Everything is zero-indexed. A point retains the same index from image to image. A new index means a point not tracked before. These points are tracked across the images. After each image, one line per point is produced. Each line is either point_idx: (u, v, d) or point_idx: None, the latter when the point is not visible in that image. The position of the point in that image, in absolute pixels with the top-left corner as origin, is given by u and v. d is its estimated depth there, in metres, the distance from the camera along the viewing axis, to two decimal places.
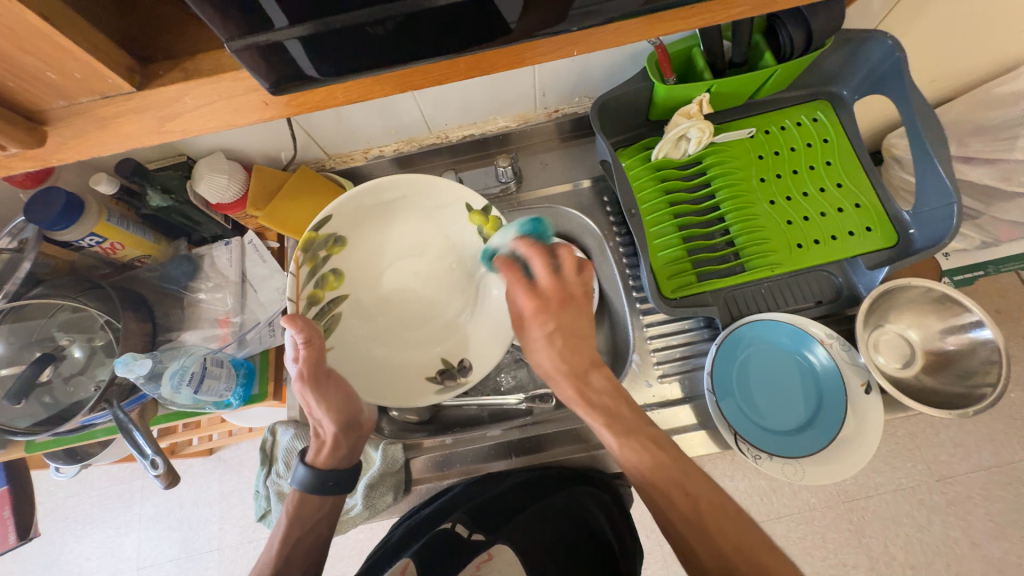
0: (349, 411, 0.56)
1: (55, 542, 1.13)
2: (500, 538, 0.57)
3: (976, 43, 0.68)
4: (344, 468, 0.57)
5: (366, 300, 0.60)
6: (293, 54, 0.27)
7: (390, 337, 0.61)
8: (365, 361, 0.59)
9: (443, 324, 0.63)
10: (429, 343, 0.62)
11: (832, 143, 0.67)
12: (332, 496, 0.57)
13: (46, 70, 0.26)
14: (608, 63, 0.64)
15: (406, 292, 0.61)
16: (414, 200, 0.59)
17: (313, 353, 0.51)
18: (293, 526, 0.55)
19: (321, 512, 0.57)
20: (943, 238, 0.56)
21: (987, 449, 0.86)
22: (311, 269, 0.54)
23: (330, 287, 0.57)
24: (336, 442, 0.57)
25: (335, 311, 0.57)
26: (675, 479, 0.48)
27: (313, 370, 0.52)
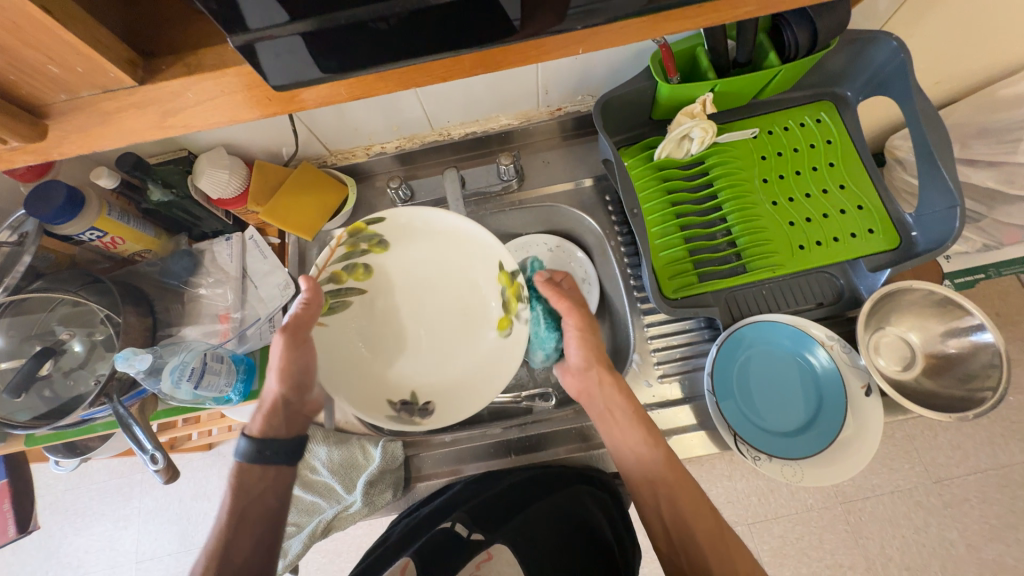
0: (302, 380, 0.56)
1: (55, 535, 1.14)
2: (499, 537, 0.60)
3: (982, 45, 0.68)
4: (289, 439, 0.56)
5: (377, 304, 0.60)
6: (295, 49, 0.26)
7: (376, 347, 0.60)
8: (343, 353, 0.58)
9: (426, 363, 0.60)
10: (409, 372, 0.60)
11: (836, 145, 0.67)
12: (274, 467, 0.55)
13: (48, 64, 0.26)
14: (612, 62, 0.63)
15: (417, 316, 0.61)
16: (455, 236, 0.59)
17: (307, 312, 0.54)
18: (239, 498, 0.52)
19: (263, 483, 0.54)
20: (946, 240, 0.56)
21: (985, 452, 0.86)
22: (345, 252, 0.57)
23: (353, 277, 0.58)
24: (277, 407, 0.56)
25: (344, 301, 0.58)
26: (686, 493, 0.53)
27: (297, 325, 0.53)
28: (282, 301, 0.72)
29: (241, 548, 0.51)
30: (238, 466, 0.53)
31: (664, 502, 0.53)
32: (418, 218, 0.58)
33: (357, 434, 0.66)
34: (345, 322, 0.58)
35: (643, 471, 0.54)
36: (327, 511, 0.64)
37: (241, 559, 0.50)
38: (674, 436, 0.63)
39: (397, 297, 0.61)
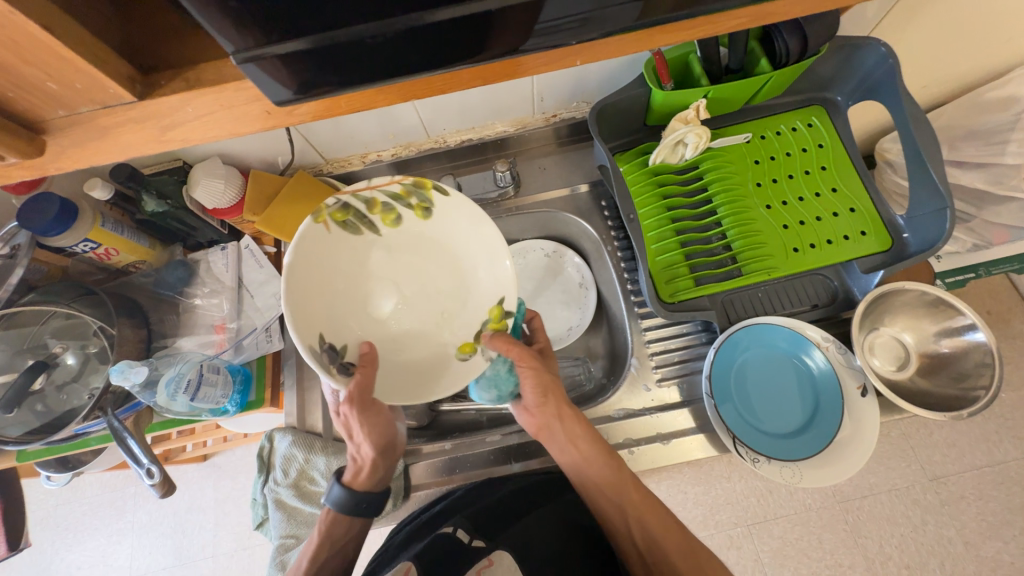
0: (388, 440, 0.56)
1: (46, 551, 1.11)
2: (500, 542, 0.57)
3: (967, 50, 0.70)
4: (379, 492, 0.56)
5: (380, 254, 0.52)
6: (296, 66, 0.27)
7: (349, 282, 0.51)
8: (321, 257, 0.48)
9: (369, 333, 0.51)
10: (359, 326, 0.51)
11: (826, 149, 0.68)
12: (363, 518, 0.55)
13: (47, 80, 0.26)
14: (607, 68, 0.64)
15: (406, 288, 0.53)
16: (488, 247, 0.52)
17: (364, 378, 0.47)
18: (324, 545, 0.54)
19: (350, 531, 0.56)
20: (937, 241, 0.57)
21: (978, 449, 0.87)
22: (395, 192, 0.50)
23: (377, 216, 0.51)
24: (372, 467, 0.55)
25: (356, 229, 0.50)
26: (651, 511, 0.53)
27: (360, 394, 0.47)
28: (280, 309, 0.72)
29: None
30: (330, 514, 0.55)
31: (633, 523, 0.52)
32: (468, 218, 0.51)
33: None
34: (346, 239, 0.50)
35: (609, 497, 0.54)
36: None
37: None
38: (673, 440, 0.63)
39: (401, 261, 0.53)
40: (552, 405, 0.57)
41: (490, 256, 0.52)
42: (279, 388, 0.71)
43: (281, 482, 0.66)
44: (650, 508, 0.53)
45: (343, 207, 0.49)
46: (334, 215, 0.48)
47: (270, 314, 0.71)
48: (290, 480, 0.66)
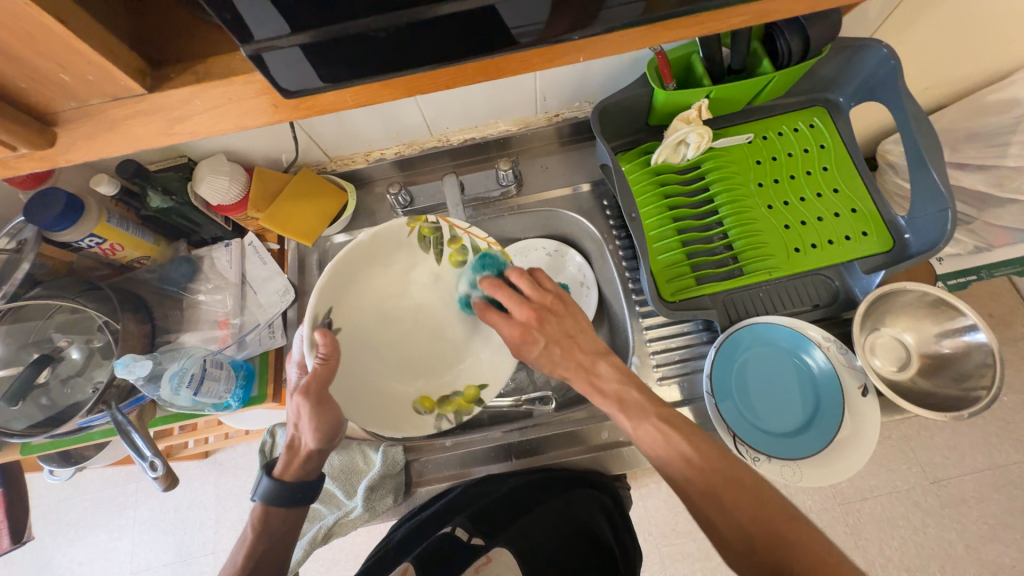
0: (332, 435, 0.51)
1: (47, 546, 1.12)
2: (500, 540, 0.57)
3: (969, 52, 0.70)
4: (312, 482, 0.54)
5: (427, 275, 0.56)
6: (301, 59, 0.27)
7: (385, 281, 0.53)
8: (386, 247, 0.53)
9: (366, 331, 0.52)
10: (363, 320, 0.52)
11: (828, 149, 0.68)
12: (299, 509, 0.54)
13: (59, 72, 0.26)
14: (610, 67, 0.64)
15: (422, 315, 0.56)
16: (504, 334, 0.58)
17: (323, 372, 0.46)
18: (260, 540, 0.52)
19: (285, 526, 0.54)
20: (938, 242, 0.57)
21: (979, 452, 0.87)
22: (478, 246, 0.56)
23: (449, 250, 0.56)
24: (309, 457, 0.53)
25: (427, 248, 0.55)
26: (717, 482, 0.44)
27: (318, 386, 0.46)
28: (283, 306, 0.72)
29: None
30: (262, 508, 0.53)
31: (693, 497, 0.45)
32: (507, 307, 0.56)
33: (356, 439, 0.67)
34: (414, 249, 0.55)
35: (666, 462, 0.47)
36: (328, 517, 0.64)
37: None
38: None
39: (435, 292, 0.56)
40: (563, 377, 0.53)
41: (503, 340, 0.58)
42: (282, 384, 0.71)
43: None
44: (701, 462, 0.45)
45: (433, 228, 0.55)
46: (423, 229, 0.54)
47: (273, 310, 0.72)
48: None
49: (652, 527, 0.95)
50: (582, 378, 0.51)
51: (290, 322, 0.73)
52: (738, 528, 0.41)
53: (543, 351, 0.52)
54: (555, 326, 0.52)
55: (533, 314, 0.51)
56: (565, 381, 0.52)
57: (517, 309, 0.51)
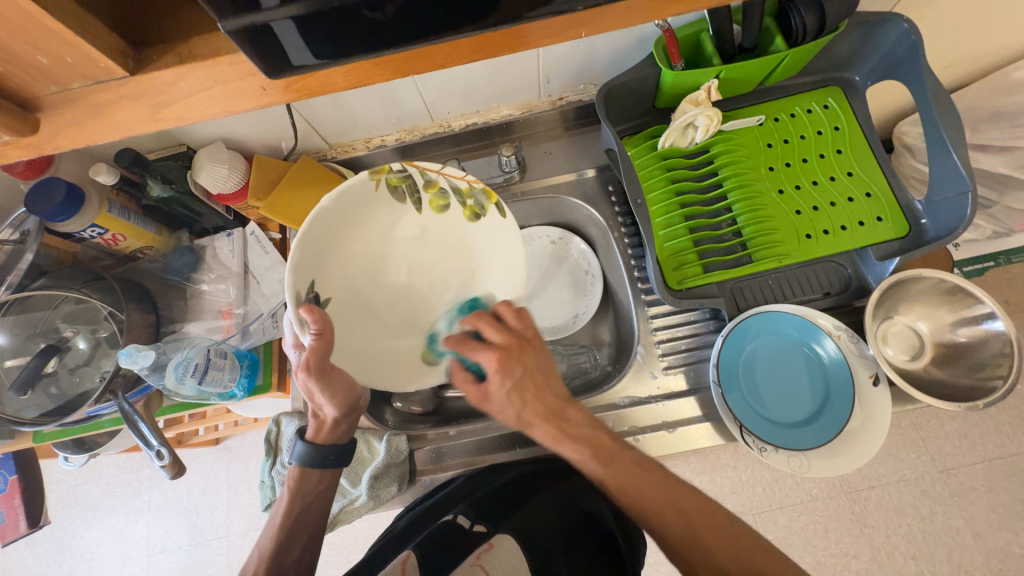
0: (351, 400, 0.53)
1: (66, 528, 1.15)
2: (502, 527, 0.56)
3: (995, 26, 0.66)
4: (345, 445, 0.56)
5: (410, 226, 0.54)
6: (286, 34, 0.25)
7: (364, 242, 0.52)
8: (358, 208, 0.50)
9: (356, 290, 0.52)
10: (348, 288, 0.51)
11: (843, 131, 0.66)
12: (333, 471, 0.55)
13: (36, 54, 0.25)
14: (616, 45, 0.62)
15: (412, 269, 0.55)
16: (500, 268, 0.57)
17: (321, 347, 0.45)
18: (296, 500, 0.54)
19: (321, 487, 0.55)
20: (957, 227, 0.55)
21: (992, 441, 0.86)
22: (460, 188, 0.54)
23: (428, 196, 0.53)
24: (336, 423, 0.54)
25: (403, 198, 0.52)
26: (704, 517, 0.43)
27: (318, 360, 0.46)
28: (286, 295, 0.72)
29: (293, 549, 0.53)
30: (298, 471, 0.54)
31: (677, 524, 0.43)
32: (500, 245, 0.56)
33: (359, 427, 0.67)
34: (387, 201, 0.52)
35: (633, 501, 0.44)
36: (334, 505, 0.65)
37: (297, 550, 0.53)
38: (678, 428, 0.63)
39: (423, 242, 0.55)
40: (540, 416, 0.48)
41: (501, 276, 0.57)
42: (285, 373, 0.72)
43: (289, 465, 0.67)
44: (674, 500, 0.44)
45: (404, 177, 0.52)
46: (391, 179, 0.50)
47: (277, 300, 0.72)
48: None
49: None
50: (552, 422, 0.48)
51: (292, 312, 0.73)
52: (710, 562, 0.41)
53: (516, 384, 0.48)
54: (533, 360, 0.49)
55: (512, 339, 0.49)
56: (534, 424, 0.48)
57: (494, 335, 0.50)
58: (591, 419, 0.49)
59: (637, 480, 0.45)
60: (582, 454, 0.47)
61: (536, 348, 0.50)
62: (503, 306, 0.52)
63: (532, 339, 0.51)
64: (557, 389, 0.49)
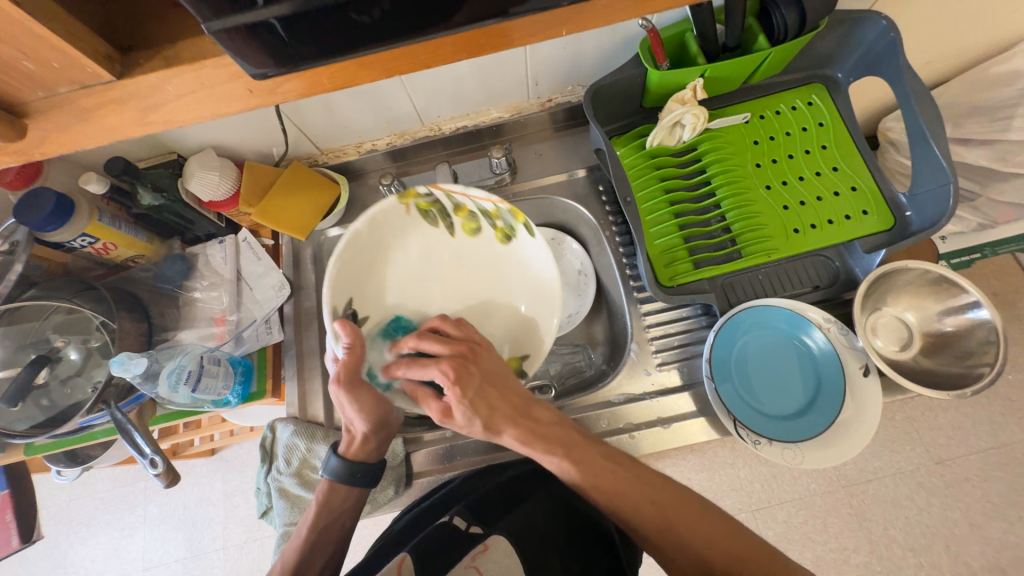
0: (385, 419, 0.52)
1: (60, 544, 1.14)
2: (497, 528, 0.55)
3: (971, 23, 0.68)
4: (374, 465, 0.55)
5: (444, 249, 0.56)
6: (270, 36, 0.26)
7: (401, 264, 0.55)
8: (391, 231, 0.54)
9: (389, 310, 0.55)
10: (386, 306, 0.54)
11: (827, 127, 0.67)
12: (358, 488, 0.55)
13: (23, 59, 0.25)
14: (602, 46, 0.63)
15: (448, 290, 0.57)
16: (532, 285, 0.58)
17: (351, 360, 0.48)
18: (321, 515, 0.54)
19: (348, 504, 0.55)
20: (939, 219, 0.56)
21: (984, 431, 0.87)
22: (488, 210, 0.55)
23: (458, 219, 0.56)
24: (367, 439, 0.54)
25: (434, 221, 0.55)
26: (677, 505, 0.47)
27: (348, 373, 0.48)
28: (279, 301, 0.72)
29: (313, 564, 0.52)
30: (328, 484, 0.55)
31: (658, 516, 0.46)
32: (532, 266, 0.57)
33: None
34: (420, 224, 0.55)
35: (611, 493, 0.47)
36: None
37: (318, 565, 0.53)
38: (673, 424, 0.63)
39: (459, 263, 0.57)
40: (513, 417, 0.50)
41: (532, 293, 0.58)
42: (280, 380, 0.72)
43: (284, 471, 0.66)
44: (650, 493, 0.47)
45: (432, 202, 0.54)
46: (419, 204, 0.53)
47: (270, 306, 0.72)
48: (293, 469, 0.66)
49: None
50: (523, 423, 0.50)
51: (286, 318, 0.73)
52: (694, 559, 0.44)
53: (476, 391, 0.48)
54: (484, 363, 0.50)
55: (462, 348, 0.49)
56: (503, 429, 0.50)
57: (441, 351, 0.49)
58: (562, 419, 0.52)
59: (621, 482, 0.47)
60: (553, 455, 0.49)
61: (483, 352, 0.51)
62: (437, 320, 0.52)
63: (478, 344, 0.52)
64: (515, 389, 0.51)
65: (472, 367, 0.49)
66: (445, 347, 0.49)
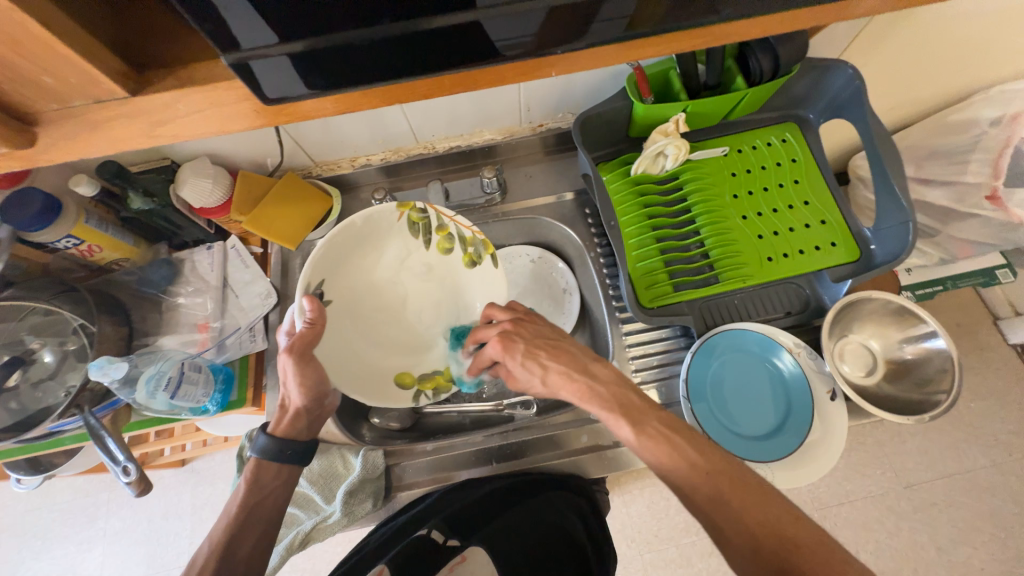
0: (319, 395, 0.52)
1: (11, 559, 1.08)
2: (473, 540, 0.60)
3: (930, 75, 0.74)
4: (306, 443, 0.53)
5: (417, 260, 0.60)
6: (282, 68, 0.28)
7: (375, 261, 0.59)
8: (375, 231, 0.57)
9: (354, 299, 0.58)
10: (351, 296, 0.58)
11: (800, 163, 0.71)
12: (290, 468, 0.53)
13: (41, 74, 0.26)
14: (592, 82, 0.67)
15: (409, 297, 0.62)
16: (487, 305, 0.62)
17: (308, 334, 0.50)
18: (253, 492, 0.50)
19: (278, 482, 0.52)
20: (901, 253, 0.60)
21: (950, 457, 0.90)
22: (465, 236, 0.59)
23: (436, 237, 0.59)
24: (299, 415, 0.53)
25: (416, 233, 0.59)
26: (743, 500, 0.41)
27: (302, 345, 0.50)
28: (264, 310, 0.72)
29: (244, 541, 0.49)
30: (256, 462, 0.51)
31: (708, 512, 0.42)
32: (492, 289, 0.61)
33: (336, 443, 0.65)
34: (403, 232, 0.59)
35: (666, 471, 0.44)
36: (305, 523, 0.61)
37: (245, 550, 0.49)
38: None
39: (425, 274, 0.61)
40: (576, 371, 0.52)
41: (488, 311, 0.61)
42: (261, 389, 0.71)
43: None
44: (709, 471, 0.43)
45: (421, 216, 0.58)
46: (411, 215, 0.58)
47: (256, 314, 0.72)
48: None
49: (634, 534, 0.97)
50: (579, 379, 0.51)
51: (271, 326, 0.73)
52: (749, 533, 0.39)
53: (526, 351, 0.53)
54: (531, 329, 0.55)
55: (507, 323, 0.55)
56: (561, 388, 0.52)
57: (489, 332, 0.55)
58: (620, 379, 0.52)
59: (681, 459, 0.44)
60: (612, 415, 0.48)
61: (534, 322, 0.56)
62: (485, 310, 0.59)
63: (527, 316, 0.57)
64: (568, 349, 0.54)
65: (517, 334, 0.54)
66: (490, 329, 0.56)
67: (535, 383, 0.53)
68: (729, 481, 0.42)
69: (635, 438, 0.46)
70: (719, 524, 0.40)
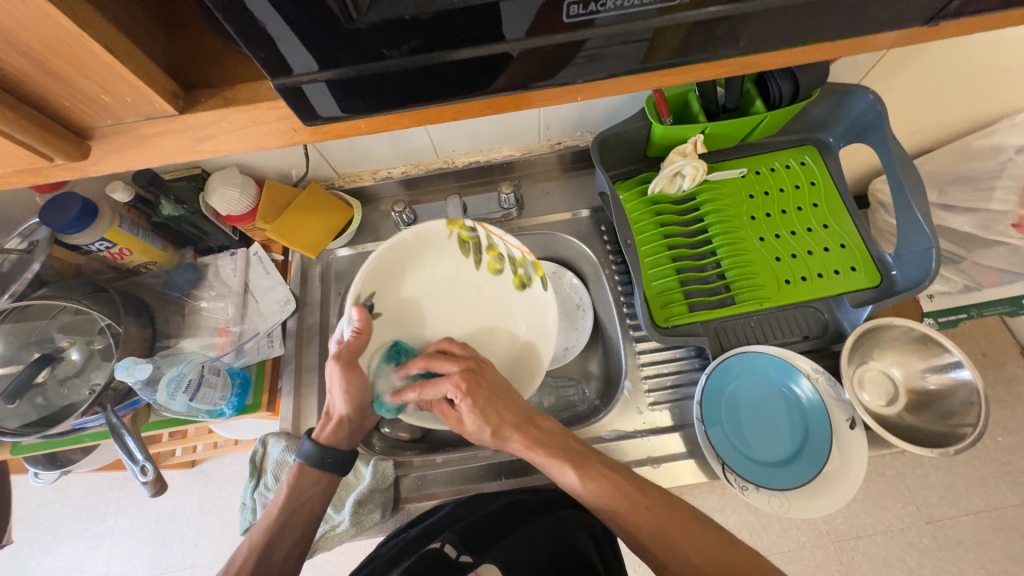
0: (364, 402, 0.54)
1: (22, 553, 1.09)
2: (488, 557, 0.56)
3: (952, 102, 0.74)
4: (346, 451, 0.56)
5: (465, 277, 0.59)
6: (322, 92, 0.29)
7: (421, 276, 0.57)
8: (426, 246, 0.56)
9: (399, 313, 0.57)
10: (395, 309, 0.56)
11: (819, 186, 0.71)
12: (330, 475, 0.56)
13: (101, 93, 0.28)
14: (612, 102, 0.68)
15: (454, 314, 0.60)
16: (531, 324, 0.63)
17: (356, 343, 0.51)
18: (291, 497, 0.54)
19: (317, 488, 0.55)
20: (923, 280, 0.59)
21: (976, 494, 0.87)
22: (516, 258, 0.61)
23: (486, 256, 0.59)
24: (342, 423, 0.55)
25: (467, 251, 0.58)
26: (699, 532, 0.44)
27: (349, 354, 0.51)
28: (282, 316, 0.73)
29: (284, 542, 0.53)
30: (299, 467, 0.55)
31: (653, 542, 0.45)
32: (536, 312, 0.63)
33: None
34: (454, 249, 0.58)
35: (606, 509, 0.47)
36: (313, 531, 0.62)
37: (281, 554, 0.52)
38: (662, 464, 0.64)
39: (472, 292, 0.60)
40: (524, 423, 0.53)
41: (532, 332, 0.63)
42: (276, 394, 0.72)
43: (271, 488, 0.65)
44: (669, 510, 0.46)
45: (472, 235, 0.57)
46: (462, 233, 0.57)
47: (274, 321, 0.73)
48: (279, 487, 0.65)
49: (642, 558, 0.95)
50: (528, 431, 0.53)
51: (289, 332, 0.74)
52: (685, 562, 0.43)
53: (485, 400, 0.52)
54: (489, 375, 0.55)
55: (468, 363, 0.53)
56: (510, 436, 0.53)
57: (450, 370, 0.53)
58: (560, 430, 0.55)
59: (620, 497, 0.47)
60: (558, 462, 0.50)
61: (487, 366, 0.56)
62: (444, 342, 0.56)
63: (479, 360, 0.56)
64: (515, 401, 0.54)
65: (477, 379, 0.53)
66: (453, 365, 0.53)
67: (476, 428, 0.53)
68: (665, 517, 0.46)
69: (578, 481, 0.49)
70: (658, 556, 0.44)
